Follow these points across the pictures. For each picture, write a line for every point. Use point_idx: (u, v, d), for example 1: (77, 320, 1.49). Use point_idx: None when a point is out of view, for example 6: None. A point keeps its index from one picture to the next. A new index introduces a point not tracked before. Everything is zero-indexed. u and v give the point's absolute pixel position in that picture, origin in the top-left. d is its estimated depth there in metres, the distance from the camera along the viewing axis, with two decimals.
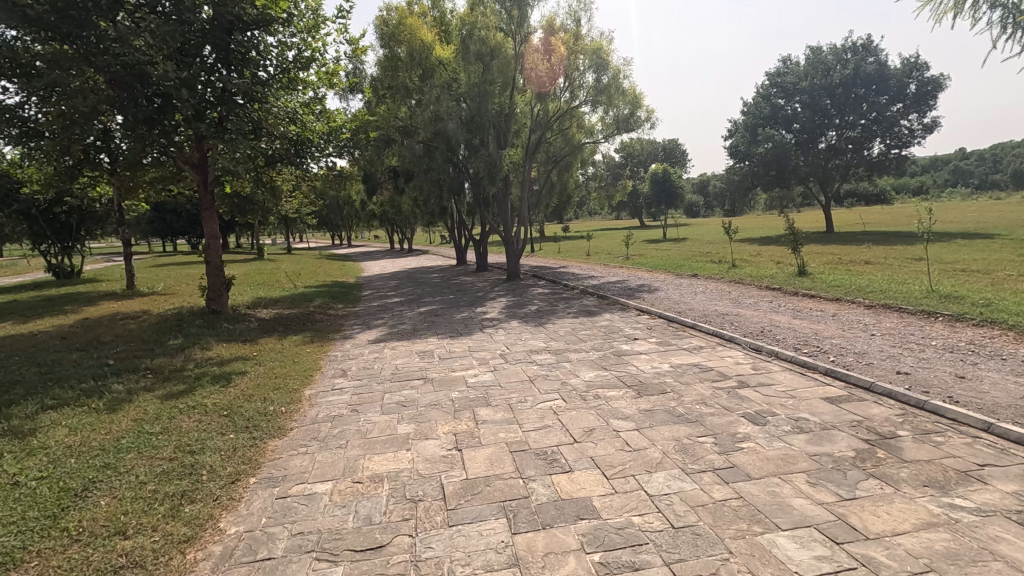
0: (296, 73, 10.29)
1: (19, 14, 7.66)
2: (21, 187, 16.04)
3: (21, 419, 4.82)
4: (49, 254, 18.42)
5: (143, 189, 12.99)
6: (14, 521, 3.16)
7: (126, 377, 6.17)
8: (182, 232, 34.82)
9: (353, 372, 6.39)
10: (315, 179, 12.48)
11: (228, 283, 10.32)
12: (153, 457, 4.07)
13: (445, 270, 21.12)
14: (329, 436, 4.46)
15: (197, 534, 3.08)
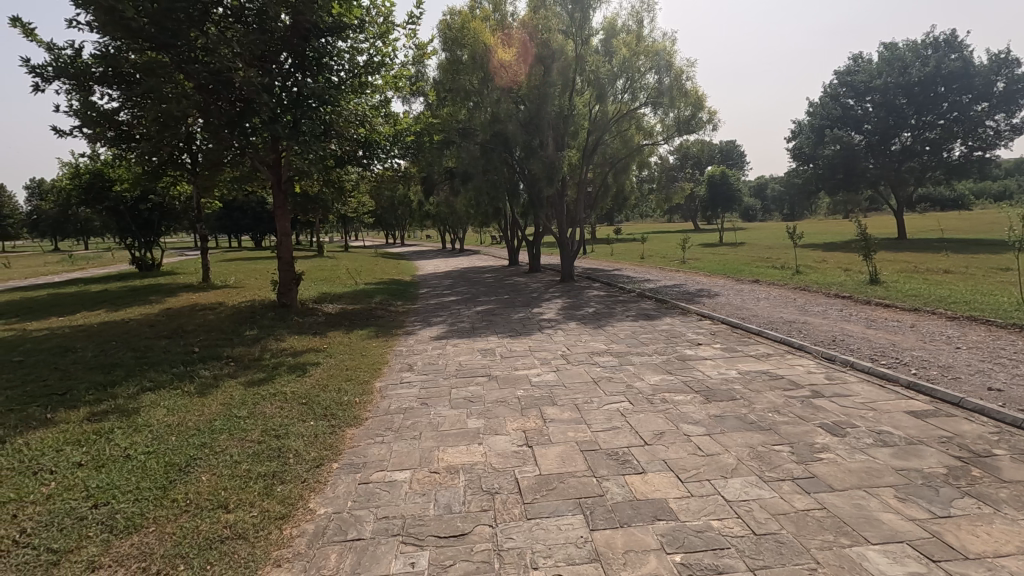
0: (366, 78, 10.68)
1: (124, 26, 8.35)
2: (112, 185, 17.37)
3: (125, 399, 5.26)
4: (134, 248, 19.80)
5: (220, 189, 13.79)
6: (130, 490, 3.48)
7: (211, 364, 6.60)
8: (249, 229, 36.72)
9: (419, 367, 6.59)
10: (379, 178, 12.90)
11: (298, 278, 10.81)
12: (244, 439, 4.35)
13: (498, 270, 21.34)
14: (402, 427, 4.63)
15: (291, 512, 3.29)
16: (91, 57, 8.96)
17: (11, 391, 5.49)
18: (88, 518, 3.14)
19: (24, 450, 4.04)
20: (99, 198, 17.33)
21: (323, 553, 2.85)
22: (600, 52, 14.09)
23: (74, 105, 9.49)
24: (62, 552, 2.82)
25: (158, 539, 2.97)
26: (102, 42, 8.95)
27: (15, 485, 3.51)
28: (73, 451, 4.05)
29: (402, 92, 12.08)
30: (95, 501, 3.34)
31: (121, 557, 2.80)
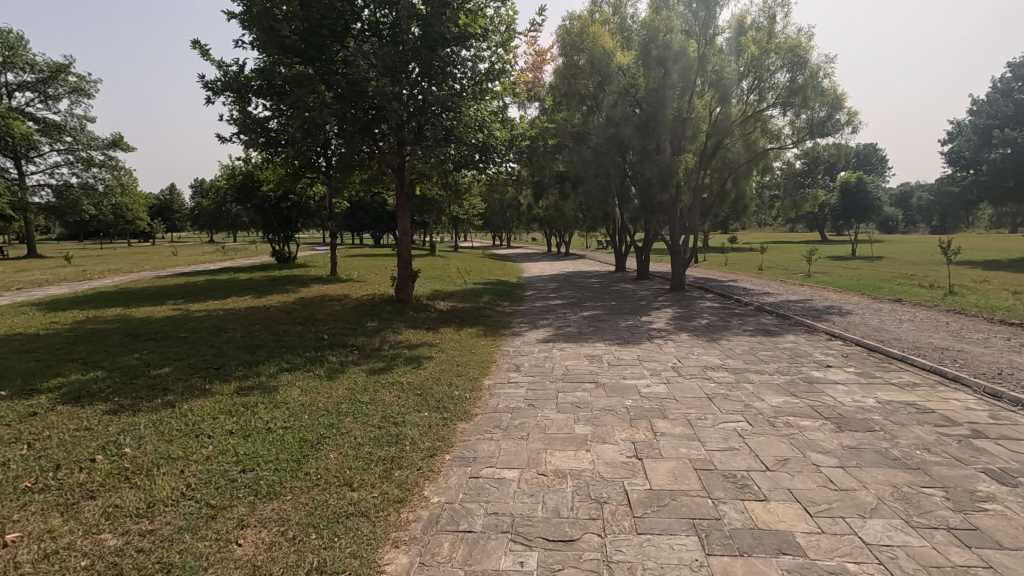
0: (486, 84, 11.03)
1: (279, 43, 9.48)
2: (260, 186, 19.54)
3: (267, 376, 5.89)
4: (275, 242, 22.08)
5: (349, 190, 14.95)
6: (272, 460, 3.87)
7: (338, 351, 7.18)
8: (370, 227, 39.62)
9: (525, 368, 6.67)
10: (493, 182, 13.24)
11: (415, 275, 11.43)
12: (366, 423, 4.67)
13: (604, 275, 21.07)
14: (510, 426, 4.72)
15: (408, 497, 3.47)
16: (252, 72, 10.15)
17: (180, 361, 6.38)
18: (237, 480, 3.54)
19: (189, 415, 4.66)
20: (249, 197, 19.55)
21: (436, 541, 2.97)
22: (725, 52, 13.44)
23: (236, 115, 10.84)
24: (218, 508, 3.21)
25: (294, 507, 3.27)
26: (261, 59, 10.11)
27: (181, 445, 4.05)
28: (226, 419, 4.59)
29: (519, 98, 12.34)
30: (243, 466, 3.75)
31: (264, 520, 3.12)
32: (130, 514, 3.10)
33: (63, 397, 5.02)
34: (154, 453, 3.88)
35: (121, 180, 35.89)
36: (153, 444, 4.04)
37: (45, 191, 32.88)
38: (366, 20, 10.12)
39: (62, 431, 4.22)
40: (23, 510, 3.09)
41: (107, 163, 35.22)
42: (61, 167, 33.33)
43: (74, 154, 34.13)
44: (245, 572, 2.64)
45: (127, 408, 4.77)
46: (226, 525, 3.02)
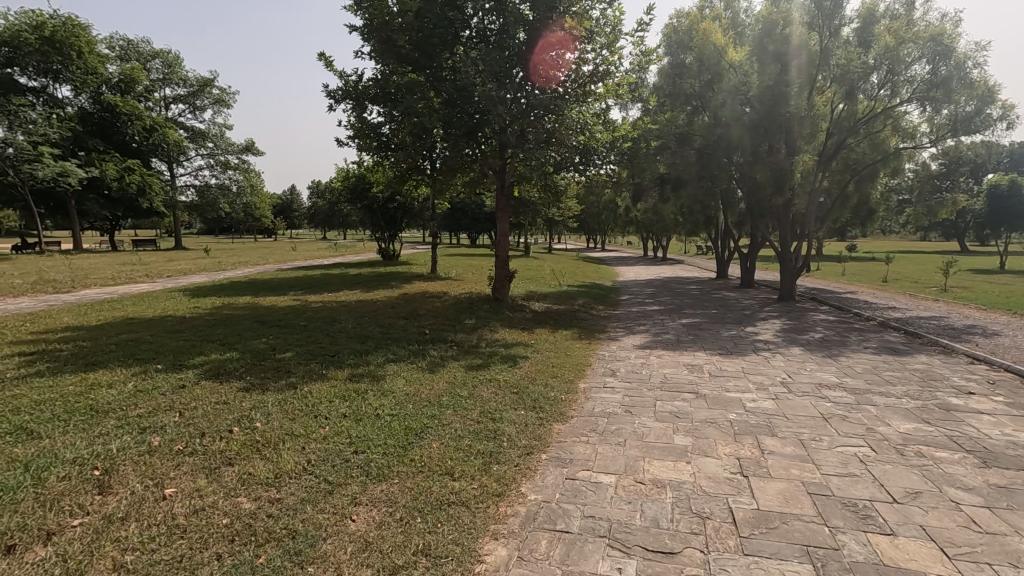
0: (590, 86, 10.95)
1: (395, 53, 10.08)
2: (369, 187, 20.82)
3: (375, 365, 6.28)
4: (381, 240, 23.41)
5: (451, 191, 15.52)
6: (381, 444, 4.13)
7: (439, 346, 7.50)
8: (467, 227, 40.83)
9: (622, 374, 6.56)
10: (591, 184, 13.12)
11: (511, 276, 11.65)
12: (465, 417, 4.84)
13: (704, 282, 20.17)
14: (607, 431, 4.67)
15: (506, 492, 3.55)
16: (369, 81, 10.88)
17: (300, 347, 6.98)
18: (351, 461, 3.81)
19: (309, 397, 5.09)
20: (361, 198, 20.95)
21: (535, 537, 3.02)
22: (853, 44, 12.45)
23: (353, 122, 11.66)
24: (334, 484, 3.47)
25: (401, 490, 3.46)
26: (377, 69, 10.80)
27: (303, 423, 4.43)
28: (340, 403, 4.96)
29: (622, 99, 12.16)
30: (355, 448, 4.03)
31: (374, 500, 3.33)
32: (261, 482, 3.44)
33: (205, 373, 5.68)
34: (279, 429, 4.28)
35: (252, 181, 39.93)
36: (279, 421, 4.46)
37: (191, 191, 37.38)
38: (475, 27, 10.34)
39: (206, 403, 4.78)
40: (178, 469, 3.55)
41: (241, 167, 39.36)
42: (204, 171, 37.74)
43: (215, 158, 38.47)
44: (359, 546, 2.84)
45: (257, 386, 5.31)
46: (341, 501, 3.27)
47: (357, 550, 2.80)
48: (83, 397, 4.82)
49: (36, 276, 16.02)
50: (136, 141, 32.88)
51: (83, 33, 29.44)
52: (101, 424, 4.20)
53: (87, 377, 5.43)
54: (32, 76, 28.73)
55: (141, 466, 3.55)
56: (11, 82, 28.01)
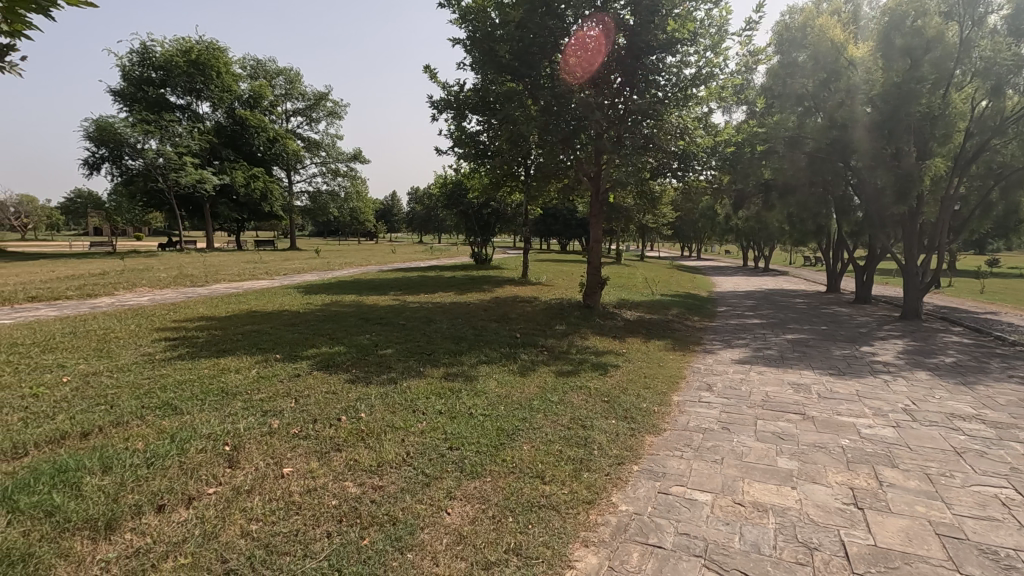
0: (691, 90, 10.55)
1: (496, 63, 10.24)
2: (466, 193, 21.59)
3: (469, 366, 6.48)
4: (474, 244, 24.07)
5: (544, 197, 15.65)
6: (475, 442, 4.26)
7: (530, 350, 7.60)
8: (558, 233, 40.96)
9: (719, 389, 6.25)
10: (689, 191, 12.67)
11: (603, 283, 11.53)
12: (556, 422, 4.86)
13: (811, 296, 18.75)
14: (703, 447, 4.48)
15: (597, 500, 3.52)
16: (470, 91, 11.36)
17: (400, 345, 7.36)
18: (447, 456, 3.97)
19: (408, 392, 5.37)
20: (457, 203, 21.76)
21: (626, 548, 2.98)
22: (1000, 34, 11.27)
23: (453, 130, 12.23)
24: (432, 477, 3.63)
25: (494, 489, 3.55)
26: (478, 79, 11.16)
27: (403, 417, 4.68)
28: (436, 400, 5.17)
29: (725, 102, 11.65)
30: (451, 444, 4.20)
31: (468, 495, 3.44)
32: (365, 469, 3.68)
33: (317, 364, 6.17)
34: (381, 420, 4.55)
35: (358, 188, 42.68)
36: (381, 413, 4.74)
37: (305, 197, 40.62)
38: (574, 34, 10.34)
39: (317, 391, 5.19)
40: (294, 450, 3.88)
41: (349, 174, 42.27)
42: (317, 178, 40.87)
43: (327, 166, 41.62)
44: (454, 538, 2.95)
45: (361, 379, 5.68)
46: (438, 494, 3.42)
47: (453, 542, 2.91)
48: (216, 379, 5.43)
49: (178, 271, 18.19)
50: (260, 151, 36.28)
51: (220, 56, 33.06)
52: (230, 405, 4.69)
53: (219, 362, 6.09)
54: (179, 95, 32.68)
55: (262, 445, 3.92)
56: (162, 101, 32.08)
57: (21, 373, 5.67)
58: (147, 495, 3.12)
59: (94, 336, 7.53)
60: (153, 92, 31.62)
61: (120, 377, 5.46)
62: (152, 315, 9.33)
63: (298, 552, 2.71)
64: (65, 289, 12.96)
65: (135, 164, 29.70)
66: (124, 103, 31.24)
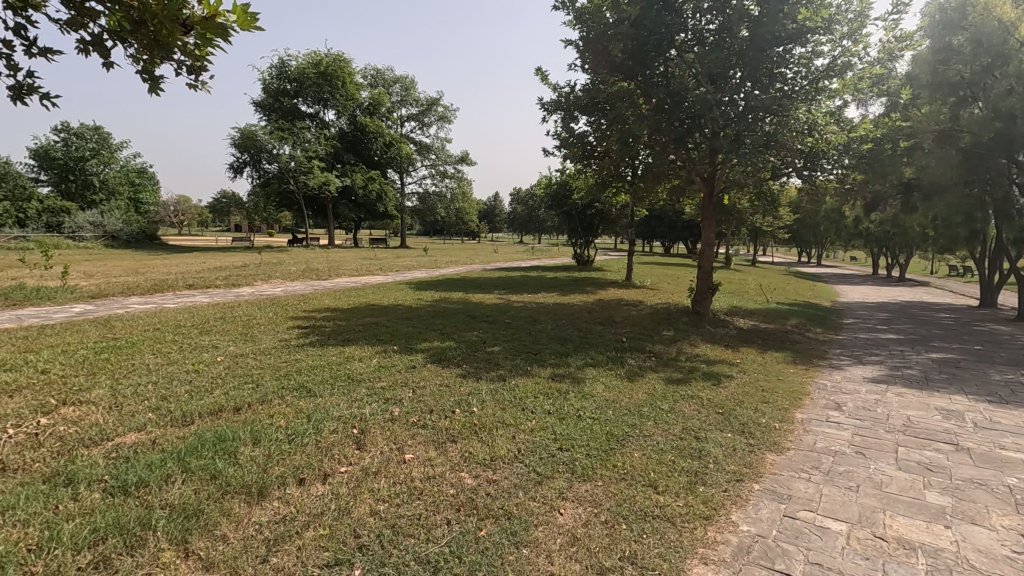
0: (823, 82, 9.72)
1: (609, 62, 10.13)
2: (570, 194, 21.60)
3: (575, 368, 6.47)
4: (577, 246, 23.96)
5: (652, 198, 15.23)
6: (585, 445, 4.24)
7: (637, 354, 7.42)
8: (663, 236, 39.67)
9: (850, 410, 5.70)
10: (814, 192, 11.69)
11: (714, 288, 10.99)
12: (667, 431, 4.70)
13: (961, 310, 16.51)
14: (834, 472, 4.11)
15: (715, 516, 3.35)
16: (580, 92, 11.36)
17: (507, 343, 7.52)
18: (557, 456, 3.99)
19: (516, 389, 5.48)
20: (561, 204, 21.86)
21: (748, 571, 2.81)
22: None
23: (561, 131, 12.29)
24: (543, 475, 3.67)
25: (605, 493, 3.51)
26: (589, 80, 11.14)
27: (513, 414, 4.78)
28: (544, 400, 5.21)
29: (862, 94, 10.60)
30: (560, 444, 4.21)
31: (580, 498, 3.43)
32: (480, 462, 3.80)
33: (431, 357, 6.48)
34: (493, 416, 4.68)
35: (464, 189, 44.20)
36: (492, 409, 4.87)
37: (415, 198, 42.80)
38: (693, 29, 9.97)
39: (432, 383, 5.46)
40: (414, 438, 4.11)
41: (456, 176, 43.91)
42: (427, 180, 42.94)
43: (436, 168, 43.54)
44: (567, 540, 2.95)
45: (472, 374, 5.89)
46: (550, 493, 3.44)
47: (566, 543, 2.91)
48: (343, 366, 5.89)
49: (305, 265, 19.98)
50: (377, 155, 38.79)
51: (346, 67, 35.81)
52: (356, 390, 5.07)
53: (344, 350, 6.61)
54: (310, 104, 35.91)
55: (386, 431, 4.19)
56: (296, 110, 35.46)
57: (185, 351, 6.53)
58: (290, 468, 3.46)
59: (240, 321, 8.50)
60: (288, 102, 35.03)
61: (263, 360, 6.10)
62: (286, 305, 10.33)
63: (421, 536, 2.86)
64: (215, 278, 14.74)
65: (271, 168, 33.16)
66: (265, 114, 34.97)
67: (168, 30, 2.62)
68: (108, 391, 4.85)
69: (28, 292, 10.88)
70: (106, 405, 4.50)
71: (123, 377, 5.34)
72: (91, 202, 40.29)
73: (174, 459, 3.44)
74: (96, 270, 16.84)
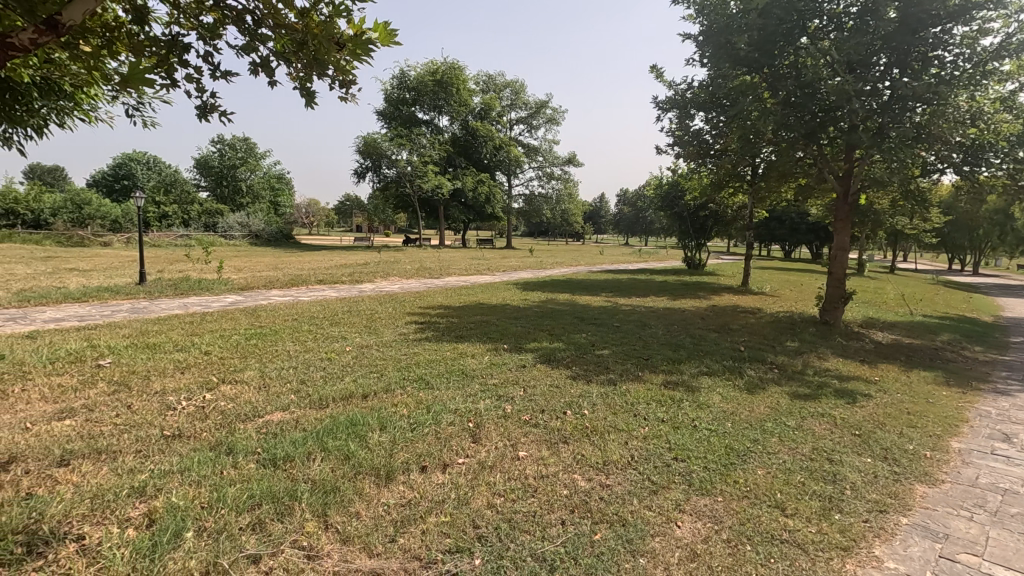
0: (991, 64, 8.46)
1: (733, 55, 9.57)
2: (682, 195, 20.87)
3: (690, 376, 6.20)
4: (688, 249, 22.97)
5: (775, 198, 14.18)
6: (702, 457, 4.05)
7: (757, 365, 6.95)
8: (784, 238, 36.82)
9: (1022, 443, 4.90)
10: (976, 191, 10.21)
11: (847, 297, 10.00)
12: (795, 450, 4.35)
13: None
14: (1004, 514, 3.55)
15: (854, 548, 3.04)
16: (698, 88, 10.88)
17: (617, 346, 7.40)
18: (673, 466, 3.85)
19: (628, 395, 5.37)
20: (672, 205, 21.20)
21: None
22: None
23: (677, 130, 11.87)
24: (658, 485, 3.56)
25: (726, 510, 3.32)
26: (708, 75, 10.63)
27: (625, 419, 4.69)
28: (658, 407, 5.06)
29: None
30: (676, 455, 4.05)
31: (699, 512, 3.28)
32: (592, 465, 3.78)
33: (540, 357, 6.55)
34: (604, 420, 4.63)
35: (570, 190, 44.16)
36: (604, 412, 4.82)
37: (522, 199, 43.59)
38: (829, 14, 9.14)
39: (542, 383, 5.52)
40: (526, 436, 4.17)
41: (563, 177, 44.02)
42: (534, 182, 43.47)
43: (543, 170, 43.94)
44: (686, 554, 2.84)
45: (582, 376, 5.87)
46: (666, 503, 3.33)
47: (685, 558, 2.80)
48: (458, 361, 6.15)
49: (419, 264, 21.12)
50: (487, 158, 39.96)
51: (460, 74, 37.33)
52: (471, 385, 5.26)
53: (459, 346, 6.88)
54: (426, 111, 37.93)
55: (500, 427, 4.30)
56: (413, 117, 37.64)
57: (319, 339, 7.19)
58: (413, 455, 3.67)
59: (365, 315, 9.19)
60: (407, 110, 37.27)
61: (386, 351, 6.54)
62: (403, 301, 10.98)
63: (537, 533, 2.90)
64: (341, 274, 16.06)
65: (390, 172, 35.45)
66: (386, 122, 37.46)
67: (325, 48, 2.86)
68: (258, 373, 5.47)
69: (192, 283, 12.56)
70: (257, 385, 5.08)
71: (269, 360, 5.99)
72: (239, 206, 45.66)
73: (314, 438, 3.80)
74: (244, 265, 19.02)
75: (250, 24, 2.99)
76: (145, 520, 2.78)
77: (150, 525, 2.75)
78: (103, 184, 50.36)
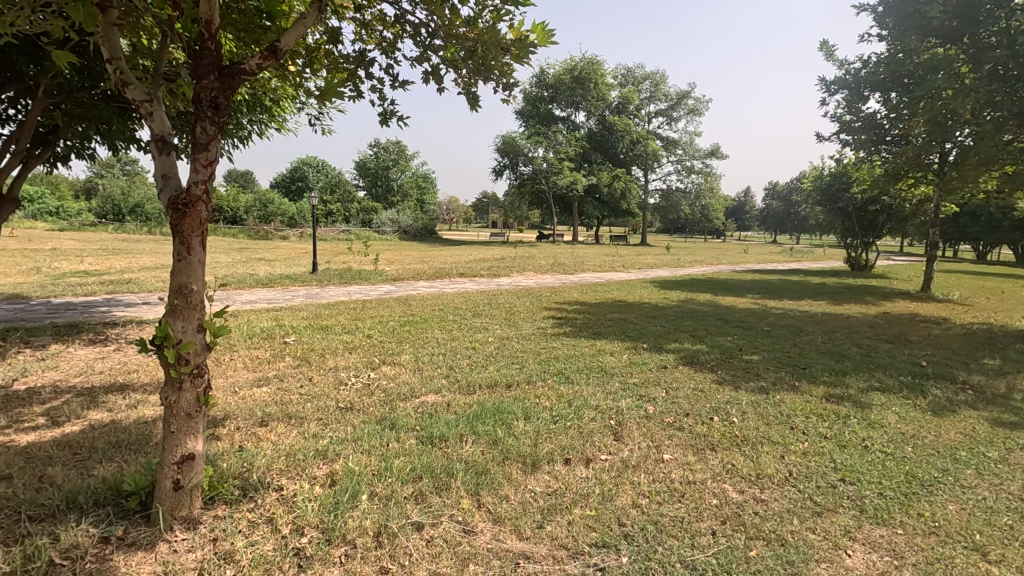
0: None
1: (923, 26, 8.26)
2: (848, 187, 18.66)
3: (858, 391, 5.53)
4: (853, 247, 20.43)
5: (971, 189, 12.07)
6: (876, 481, 3.61)
7: (944, 384, 5.99)
8: (979, 237, 31.21)
9: None
10: None
11: None
12: (1000, 487, 3.68)
13: None
14: None
15: None
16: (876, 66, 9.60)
17: (768, 352, 6.85)
18: (839, 489, 3.48)
19: (783, 405, 4.95)
20: (834, 199, 19.08)
21: None
22: None
23: (846, 115, 10.63)
24: (823, 507, 3.24)
25: (908, 545, 2.93)
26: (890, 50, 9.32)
27: (780, 432, 4.33)
28: (819, 421, 4.60)
29: None
30: (843, 476, 3.66)
31: (873, 542, 2.94)
32: (745, 476, 3.56)
33: (682, 359, 6.30)
34: (757, 430, 4.32)
35: (713, 184, 41.66)
36: (755, 422, 4.50)
37: (659, 195, 42.14)
38: None
39: (686, 386, 5.29)
40: (670, 439, 4.04)
41: (705, 170, 41.72)
42: (673, 176, 41.74)
43: (683, 163, 42.01)
44: None
45: (729, 382, 5.53)
46: (832, 528, 3.02)
47: None
48: (597, 358, 6.14)
49: (555, 260, 21.41)
50: (624, 153, 39.24)
51: (599, 69, 37.07)
52: (611, 383, 5.23)
53: (596, 343, 6.87)
54: (563, 108, 38.32)
55: (642, 427, 4.22)
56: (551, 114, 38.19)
57: (463, 329, 7.63)
58: (557, 447, 3.74)
59: (505, 308, 9.55)
60: (545, 108, 37.94)
61: (526, 344, 6.73)
62: (539, 296, 11.20)
63: (686, 540, 2.80)
64: (481, 269, 16.85)
65: (526, 170, 36.38)
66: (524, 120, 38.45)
67: (491, 53, 3.01)
68: (411, 357, 5.96)
69: (354, 274, 14.02)
70: (412, 369, 5.53)
71: (421, 346, 6.49)
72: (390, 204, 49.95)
73: (466, 422, 4.04)
74: (396, 258, 20.75)
75: (425, 36, 3.26)
76: (328, 480, 3.18)
77: (332, 484, 3.13)
78: (283, 185, 58.15)
